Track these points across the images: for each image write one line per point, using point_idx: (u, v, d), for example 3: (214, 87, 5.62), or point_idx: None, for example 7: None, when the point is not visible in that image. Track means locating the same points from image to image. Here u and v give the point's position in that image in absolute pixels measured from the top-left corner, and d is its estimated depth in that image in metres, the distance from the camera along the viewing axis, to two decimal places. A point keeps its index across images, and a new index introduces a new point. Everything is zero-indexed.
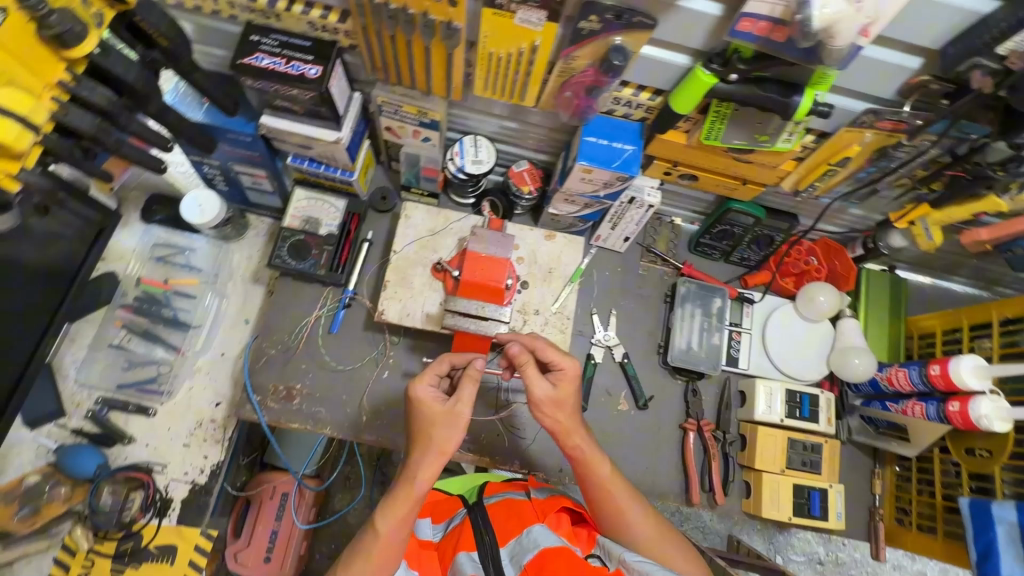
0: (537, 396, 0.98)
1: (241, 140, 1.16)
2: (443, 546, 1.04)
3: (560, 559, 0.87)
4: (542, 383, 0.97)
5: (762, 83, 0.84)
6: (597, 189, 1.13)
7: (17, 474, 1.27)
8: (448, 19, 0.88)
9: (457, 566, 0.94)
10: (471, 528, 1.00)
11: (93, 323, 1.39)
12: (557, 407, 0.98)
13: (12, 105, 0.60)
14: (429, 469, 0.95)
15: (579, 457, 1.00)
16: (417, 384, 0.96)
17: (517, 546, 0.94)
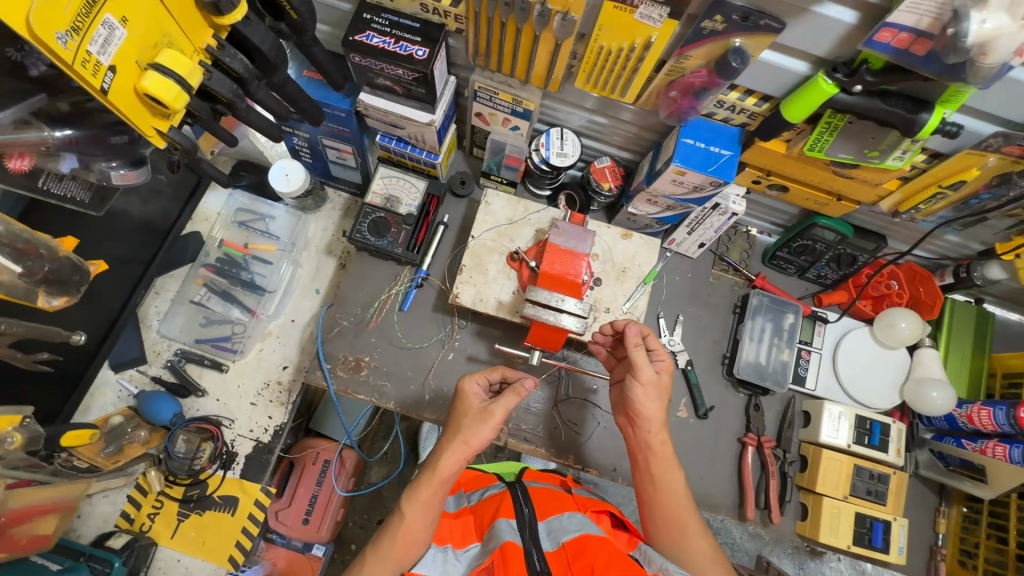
0: (642, 377, 1.01)
1: (337, 115, 1.19)
2: (481, 511, 1.06)
3: (601, 545, 0.89)
4: (649, 368, 1.01)
5: (887, 97, 0.81)
6: (685, 192, 1.12)
7: (100, 414, 1.35)
8: (565, 10, 0.88)
9: (496, 531, 0.96)
10: (512, 500, 1.03)
11: (177, 279, 1.46)
12: (658, 393, 1.02)
13: (171, 65, 0.62)
14: (451, 468, 0.96)
15: (659, 451, 1.02)
16: (466, 383, 1.04)
17: (555, 525, 0.97)
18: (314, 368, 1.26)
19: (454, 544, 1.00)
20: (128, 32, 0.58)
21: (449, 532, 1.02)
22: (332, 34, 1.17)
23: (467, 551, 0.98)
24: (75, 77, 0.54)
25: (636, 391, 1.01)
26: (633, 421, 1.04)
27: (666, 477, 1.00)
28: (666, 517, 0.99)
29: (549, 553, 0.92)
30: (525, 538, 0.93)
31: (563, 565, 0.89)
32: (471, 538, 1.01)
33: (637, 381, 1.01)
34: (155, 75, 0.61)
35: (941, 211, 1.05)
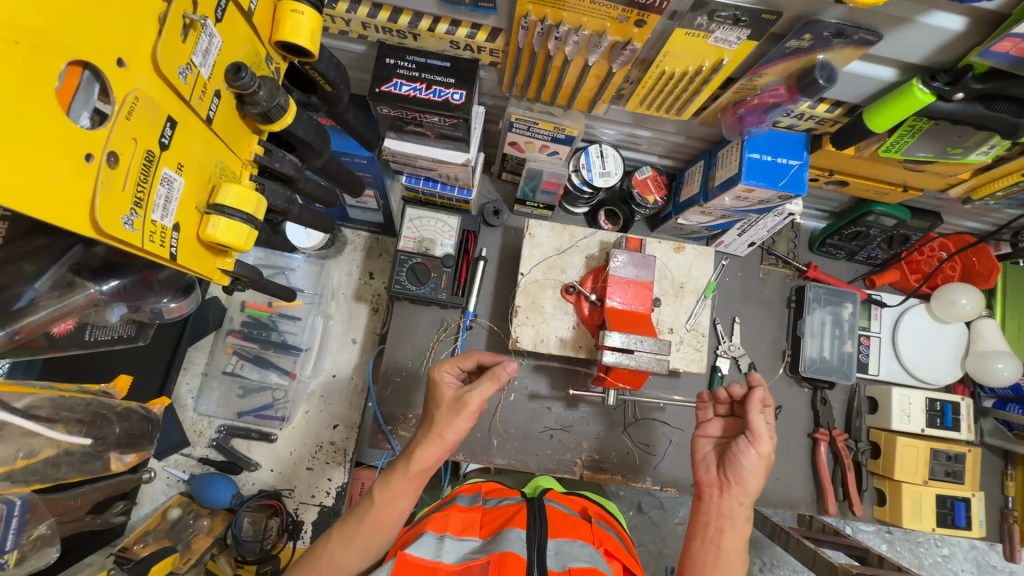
0: (761, 448, 0.92)
1: (357, 163, 1.07)
2: (493, 516, 0.90)
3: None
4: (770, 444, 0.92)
5: (990, 101, 0.75)
6: (747, 204, 1.06)
7: (153, 507, 1.28)
8: (626, 40, 0.78)
9: (504, 537, 0.80)
10: (528, 513, 0.87)
11: (204, 350, 1.37)
12: (765, 470, 0.93)
13: (237, 203, 0.54)
14: (434, 459, 0.87)
15: (731, 522, 0.91)
16: (438, 367, 0.91)
17: (566, 548, 0.80)
18: (374, 429, 1.21)
19: (452, 531, 0.84)
20: (185, 179, 0.50)
21: (451, 518, 0.87)
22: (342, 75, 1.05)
23: (463, 542, 0.83)
24: (144, 254, 0.46)
25: (742, 453, 0.92)
26: (725, 482, 0.94)
27: (732, 548, 0.90)
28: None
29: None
30: (532, 555, 0.77)
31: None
32: (472, 532, 0.85)
33: (753, 448, 0.92)
34: (221, 220, 0.53)
35: (1016, 194, 1.01)
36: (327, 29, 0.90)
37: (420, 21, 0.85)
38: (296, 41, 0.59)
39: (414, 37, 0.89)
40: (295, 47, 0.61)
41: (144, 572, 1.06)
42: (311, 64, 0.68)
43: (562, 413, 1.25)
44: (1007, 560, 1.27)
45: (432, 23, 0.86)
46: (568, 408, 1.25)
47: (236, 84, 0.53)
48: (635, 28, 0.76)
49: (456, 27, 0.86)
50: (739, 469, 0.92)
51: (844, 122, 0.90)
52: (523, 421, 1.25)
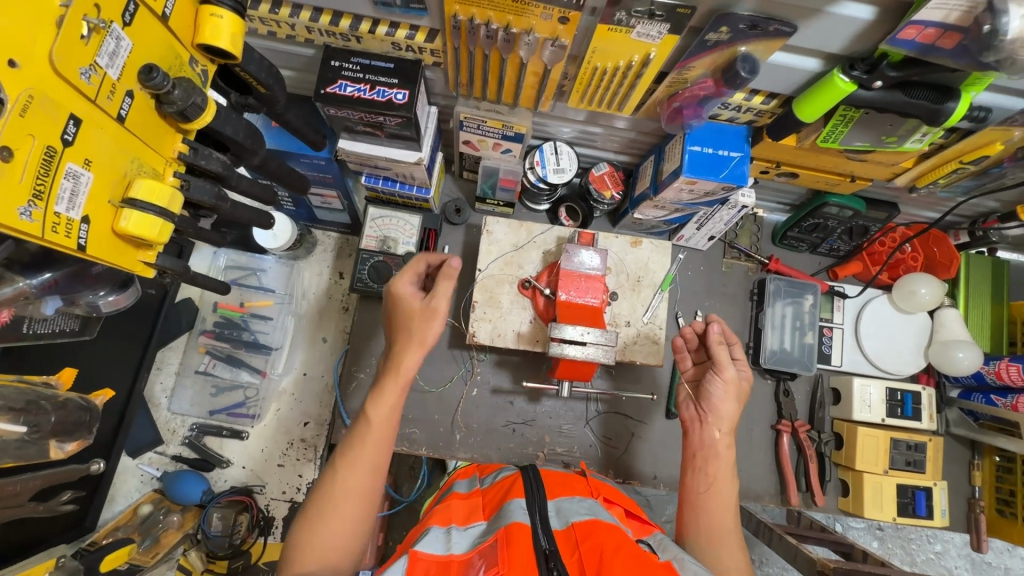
0: (725, 375, 0.98)
1: (316, 163, 1.11)
2: (489, 495, 0.97)
3: (611, 532, 0.79)
4: (733, 369, 0.99)
5: (909, 88, 0.76)
6: (695, 197, 1.07)
7: (127, 503, 1.31)
8: (554, 36, 0.81)
9: (506, 510, 0.86)
10: (523, 482, 0.94)
11: (178, 351, 1.41)
12: (736, 397, 0.98)
13: (148, 196, 0.57)
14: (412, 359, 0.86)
15: (715, 450, 0.95)
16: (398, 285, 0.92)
17: (565, 506, 0.89)
18: (338, 423, 1.23)
19: (456, 522, 0.89)
20: (94, 174, 0.53)
21: (452, 512, 0.91)
22: (297, 78, 1.08)
23: (469, 530, 0.86)
24: (46, 243, 0.49)
25: (711, 386, 0.98)
26: (702, 417, 0.99)
27: (719, 475, 0.93)
28: (714, 530, 0.88)
29: (558, 533, 0.83)
30: (534, 518, 0.84)
31: (567, 546, 0.79)
32: (476, 517, 0.90)
33: (719, 378, 0.98)
34: (133, 213, 0.56)
35: (962, 181, 1.01)
36: (274, 32, 0.93)
37: (360, 24, 0.88)
38: (216, 44, 0.63)
39: (357, 39, 0.92)
40: (217, 50, 0.64)
41: (94, 567, 1.12)
42: (239, 66, 0.71)
43: (524, 408, 1.27)
44: (975, 550, 1.26)
45: (372, 25, 0.89)
46: (531, 402, 1.27)
47: (148, 85, 0.56)
48: (559, 25, 0.78)
49: (396, 28, 0.89)
50: (710, 400, 0.98)
51: (779, 113, 0.92)
52: (487, 415, 1.26)
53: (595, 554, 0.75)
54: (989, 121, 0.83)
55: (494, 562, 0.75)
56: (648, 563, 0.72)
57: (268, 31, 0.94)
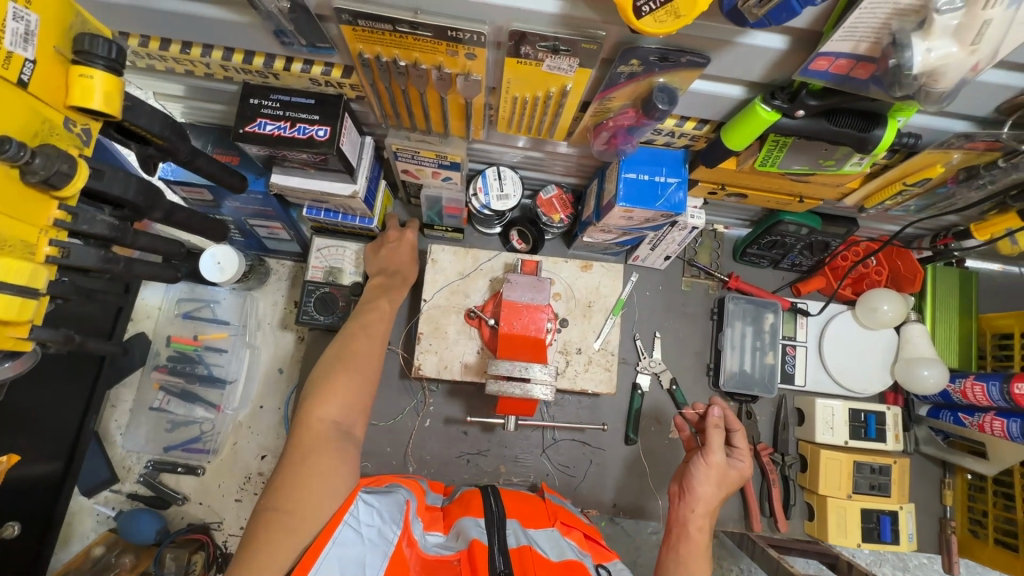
0: (711, 459, 0.94)
1: (253, 198, 1.08)
2: (450, 508, 0.94)
3: (563, 572, 0.78)
4: (721, 455, 0.94)
5: (834, 117, 0.72)
6: (638, 222, 1.04)
7: (83, 544, 1.31)
8: (466, 71, 0.78)
9: (462, 528, 0.85)
10: (482, 497, 0.92)
11: (132, 386, 1.39)
12: (717, 482, 0.94)
13: (4, 276, 0.55)
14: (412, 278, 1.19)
15: (694, 536, 0.89)
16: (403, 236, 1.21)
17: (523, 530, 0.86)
18: None
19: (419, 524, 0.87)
20: None
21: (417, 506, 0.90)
22: (227, 112, 1.06)
23: (427, 537, 0.85)
24: None
25: (697, 469, 0.94)
26: (681, 494, 0.95)
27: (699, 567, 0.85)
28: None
29: (512, 552, 0.81)
30: (492, 538, 0.81)
31: (520, 569, 0.78)
32: (435, 528, 0.88)
33: (703, 460, 0.94)
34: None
35: (912, 201, 0.97)
36: (190, 70, 0.90)
37: (273, 62, 0.85)
38: (87, 107, 0.60)
39: (275, 76, 0.89)
40: (92, 110, 0.62)
41: None
42: (128, 120, 0.69)
43: (478, 437, 1.25)
44: (946, 571, 1.23)
45: (286, 63, 0.86)
46: (485, 432, 1.25)
47: (3, 156, 0.54)
48: (468, 61, 0.75)
49: (311, 65, 0.86)
50: (689, 481, 0.94)
51: (712, 138, 0.88)
52: (441, 447, 1.24)
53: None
54: (925, 144, 0.80)
55: None
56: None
57: (185, 70, 0.91)
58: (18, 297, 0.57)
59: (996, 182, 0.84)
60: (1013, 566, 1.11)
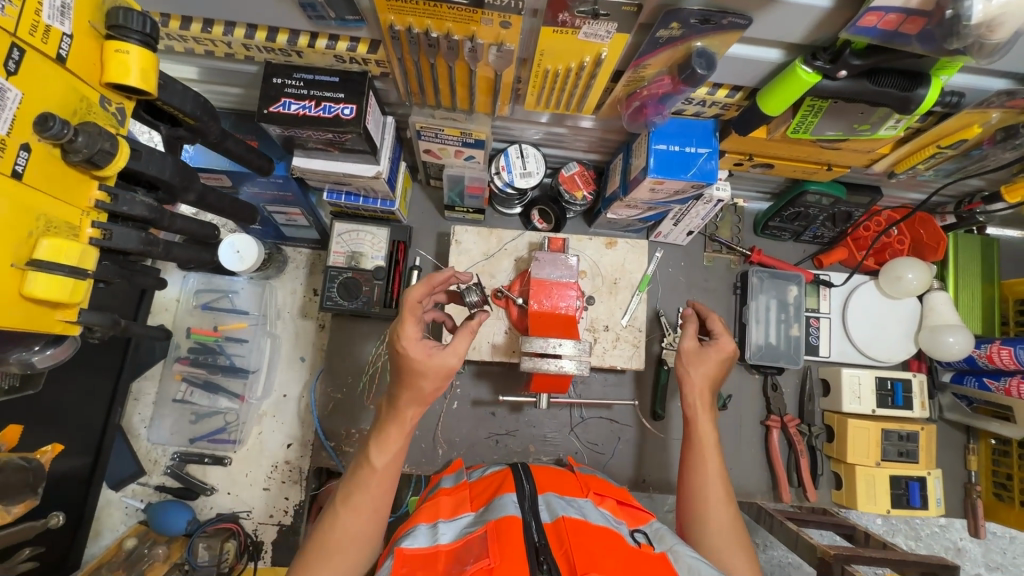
0: (685, 350, 0.99)
1: (274, 183, 1.06)
2: (478, 489, 0.96)
3: (600, 535, 0.78)
4: (694, 339, 0.99)
5: (876, 76, 0.71)
6: (666, 195, 1.03)
7: (113, 537, 1.31)
8: (498, 42, 0.76)
9: (497, 504, 0.85)
10: (513, 477, 0.94)
11: (153, 379, 1.39)
12: (701, 363, 0.97)
13: (56, 256, 0.56)
14: (430, 392, 0.83)
15: (693, 412, 0.95)
16: (401, 332, 0.82)
17: (554, 500, 0.87)
18: (317, 446, 1.21)
19: (443, 516, 0.87)
20: None
21: (441, 504, 0.90)
22: (245, 95, 1.04)
23: (457, 521, 0.86)
24: None
25: (681, 364, 0.99)
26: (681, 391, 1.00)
27: (705, 436, 0.93)
28: (696, 484, 0.90)
29: (547, 526, 0.81)
30: (525, 512, 0.83)
31: (556, 541, 0.78)
32: (464, 509, 0.89)
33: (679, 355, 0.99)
34: (39, 276, 0.55)
35: (941, 165, 0.97)
36: (211, 51, 0.88)
37: (297, 39, 0.83)
38: (125, 82, 0.59)
39: (298, 54, 0.87)
40: (129, 87, 0.61)
41: None
42: (160, 99, 0.67)
43: (506, 418, 1.25)
44: (972, 535, 1.24)
45: (311, 39, 0.84)
46: (513, 412, 1.25)
47: (47, 134, 0.53)
48: (502, 30, 0.74)
49: (336, 41, 0.84)
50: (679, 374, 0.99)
51: (745, 106, 0.87)
52: (469, 428, 1.24)
53: (584, 551, 0.74)
54: (963, 103, 0.79)
55: (483, 553, 0.75)
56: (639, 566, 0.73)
57: (205, 50, 0.89)
58: (71, 278, 0.58)
59: None
60: None
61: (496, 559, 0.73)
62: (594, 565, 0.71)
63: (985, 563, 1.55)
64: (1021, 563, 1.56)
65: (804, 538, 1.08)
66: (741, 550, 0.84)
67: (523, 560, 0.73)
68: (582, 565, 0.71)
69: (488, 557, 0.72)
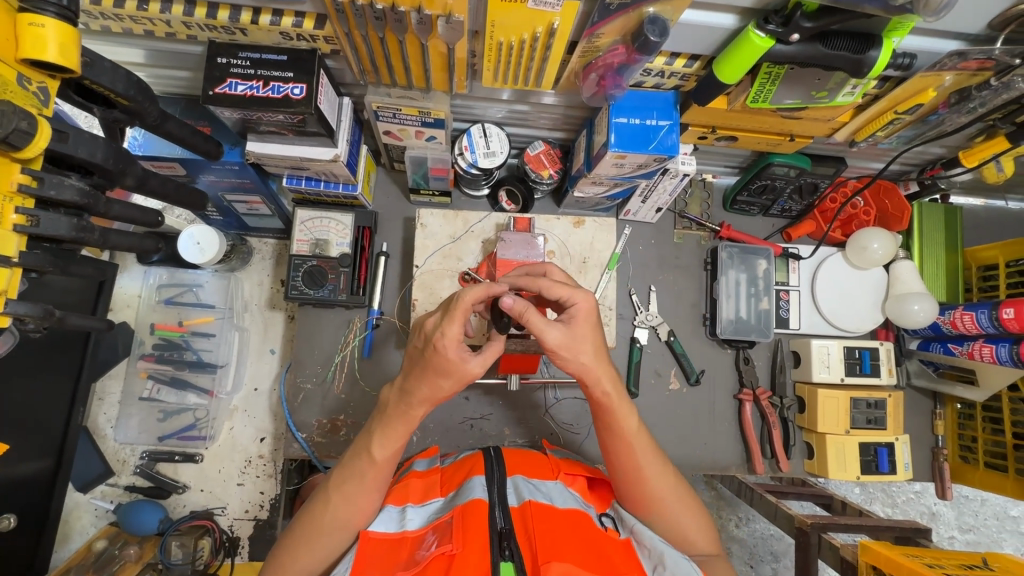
0: (551, 343, 0.75)
1: (229, 170, 1.03)
2: (450, 472, 0.95)
3: (566, 520, 0.79)
4: (559, 327, 0.75)
5: (829, 39, 0.71)
6: (629, 170, 1.02)
7: (83, 540, 1.28)
8: (447, 13, 0.74)
9: (466, 488, 0.85)
10: (484, 460, 0.93)
11: (118, 378, 1.35)
12: (584, 342, 0.77)
13: None
14: (446, 392, 0.78)
15: (607, 404, 0.81)
16: (443, 330, 0.71)
17: (523, 483, 0.87)
18: (289, 439, 1.19)
19: (413, 500, 0.87)
20: None
21: (410, 488, 0.90)
22: (194, 79, 1.00)
23: (426, 506, 0.87)
24: None
25: (558, 358, 0.77)
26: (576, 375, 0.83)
27: (629, 425, 0.83)
28: (629, 470, 0.85)
29: (514, 510, 0.81)
30: (492, 495, 0.82)
31: (521, 526, 0.78)
32: (433, 494, 0.89)
33: (546, 349, 0.76)
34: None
35: (901, 131, 0.98)
36: (150, 30, 0.85)
37: (239, 15, 0.80)
38: (42, 58, 0.56)
39: (242, 32, 0.84)
40: (48, 63, 0.58)
41: None
42: (88, 78, 0.64)
43: (481, 402, 1.24)
44: (940, 498, 1.27)
45: (254, 15, 0.81)
46: (487, 396, 1.24)
47: None
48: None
49: (280, 16, 0.81)
50: (564, 368, 0.79)
51: (703, 75, 0.86)
52: (443, 414, 1.22)
53: (547, 537, 0.74)
54: (918, 67, 0.79)
55: (447, 538, 0.75)
56: (602, 554, 0.74)
57: (144, 31, 0.85)
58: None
59: (986, 105, 0.84)
60: (1006, 487, 1.15)
61: (459, 545, 0.73)
62: (557, 552, 0.71)
63: (957, 525, 1.59)
64: (990, 523, 1.60)
65: (781, 510, 1.11)
66: (692, 514, 0.87)
67: (486, 547, 0.74)
68: (544, 552, 0.72)
69: (450, 544, 0.73)
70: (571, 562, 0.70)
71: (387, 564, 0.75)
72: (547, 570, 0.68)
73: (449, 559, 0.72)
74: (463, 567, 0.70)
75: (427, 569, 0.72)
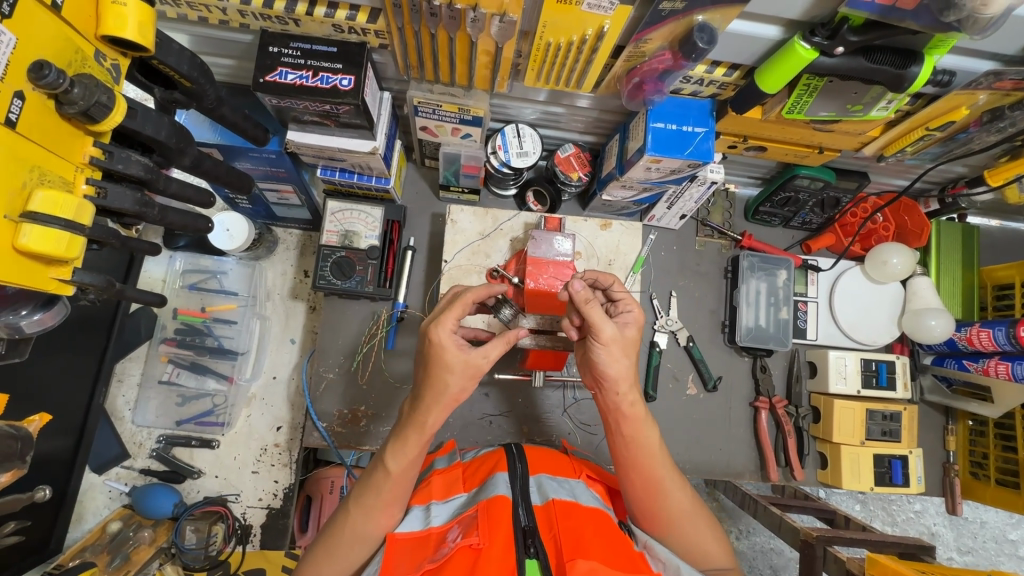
0: (605, 338, 0.76)
1: (265, 158, 1.04)
2: (472, 468, 0.95)
3: (591, 519, 0.78)
4: (612, 323, 0.77)
5: (871, 53, 0.74)
6: (662, 175, 1.04)
7: (96, 521, 1.28)
8: (502, 12, 0.76)
9: (490, 484, 0.85)
10: (507, 457, 0.92)
11: (139, 360, 1.35)
12: (626, 350, 0.79)
13: (52, 210, 0.57)
14: (458, 391, 0.77)
15: (633, 415, 0.81)
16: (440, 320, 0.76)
17: (546, 482, 0.87)
18: (309, 427, 1.20)
19: (436, 497, 0.87)
20: None
21: (432, 485, 0.90)
22: (237, 67, 1.02)
23: (450, 502, 0.86)
24: None
25: (601, 356, 0.77)
26: (599, 382, 0.82)
27: (650, 438, 0.82)
28: (649, 484, 0.83)
29: (538, 509, 0.81)
30: (515, 491, 0.83)
31: (546, 524, 0.78)
32: (456, 489, 0.89)
33: (598, 343, 0.77)
34: (34, 229, 0.56)
35: (929, 148, 1.00)
36: (205, 18, 0.87)
37: (295, 6, 0.82)
38: (121, 35, 0.61)
39: (295, 23, 0.86)
40: (125, 40, 0.63)
41: None
42: (157, 58, 0.66)
43: (500, 398, 1.25)
44: (950, 513, 1.28)
45: (309, 7, 0.82)
46: (507, 392, 1.25)
47: (43, 82, 0.54)
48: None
49: (335, 9, 0.83)
50: (605, 369, 0.78)
51: (742, 85, 0.89)
52: (462, 409, 1.24)
53: (573, 535, 0.75)
54: (954, 84, 0.82)
55: (472, 531, 0.75)
56: (626, 554, 0.74)
57: (198, 17, 0.87)
58: (66, 232, 0.59)
59: (1016, 124, 0.87)
60: (1015, 502, 1.17)
61: (484, 539, 0.73)
62: (583, 550, 0.71)
63: (957, 546, 1.60)
64: (990, 546, 1.61)
65: (787, 521, 1.09)
66: (705, 528, 0.85)
67: (512, 544, 0.73)
68: (569, 549, 0.72)
69: (475, 537, 0.73)
70: (596, 559, 0.69)
71: (413, 559, 0.75)
72: (574, 566, 0.68)
73: (475, 553, 0.71)
74: (488, 562, 0.69)
75: (452, 559, 0.71)
